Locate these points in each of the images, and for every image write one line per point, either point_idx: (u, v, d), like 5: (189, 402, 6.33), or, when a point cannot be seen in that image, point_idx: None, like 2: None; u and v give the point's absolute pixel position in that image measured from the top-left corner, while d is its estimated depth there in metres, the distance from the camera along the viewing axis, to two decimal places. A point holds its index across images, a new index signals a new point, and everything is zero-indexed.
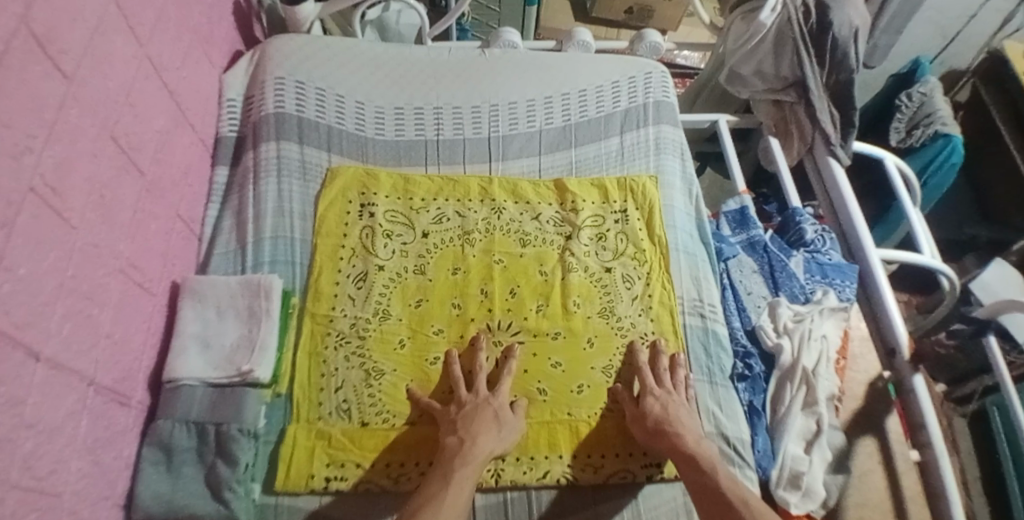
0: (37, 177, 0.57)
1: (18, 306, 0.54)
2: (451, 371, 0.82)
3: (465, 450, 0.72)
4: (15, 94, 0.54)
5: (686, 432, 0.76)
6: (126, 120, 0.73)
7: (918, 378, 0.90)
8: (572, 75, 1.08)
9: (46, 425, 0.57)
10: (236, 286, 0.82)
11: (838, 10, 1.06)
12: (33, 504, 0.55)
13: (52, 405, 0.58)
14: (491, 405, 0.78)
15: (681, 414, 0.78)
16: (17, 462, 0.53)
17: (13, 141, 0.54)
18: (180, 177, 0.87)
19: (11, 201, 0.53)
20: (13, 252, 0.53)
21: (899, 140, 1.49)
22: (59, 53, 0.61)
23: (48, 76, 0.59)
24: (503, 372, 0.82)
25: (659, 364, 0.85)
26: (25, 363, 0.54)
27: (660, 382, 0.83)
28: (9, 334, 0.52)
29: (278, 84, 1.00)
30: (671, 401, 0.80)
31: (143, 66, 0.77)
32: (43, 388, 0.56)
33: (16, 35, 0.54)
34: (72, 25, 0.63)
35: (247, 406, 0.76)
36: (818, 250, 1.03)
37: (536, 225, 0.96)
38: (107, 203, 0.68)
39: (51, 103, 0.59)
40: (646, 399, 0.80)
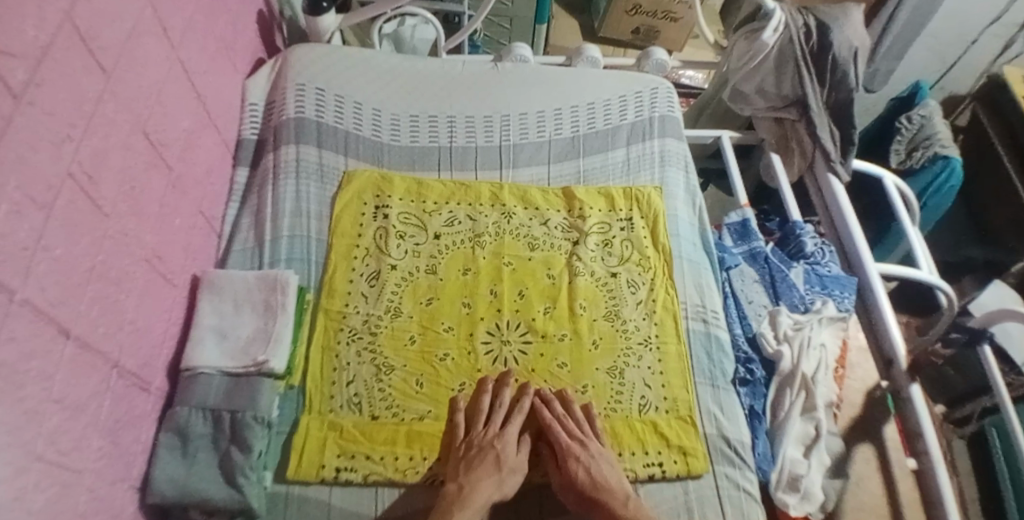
0: (75, 164, 0.60)
1: (53, 284, 0.56)
2: (479, 402, 0.83)
3: (464, 496, 0.73)
4: (58, 84, 0.57)
5: (614, 499, 0.76)
6: (156, 117, 0.76)
7: (915, 386, 0.93)
8: (580, 89, 1.12)
9: (71, 402, 0.59)
10: (253, 281, 0.85)
11: (837, 31, 1.11)
12: (56, 478, 0.57)
13: (78, 384, 0.60)
14: (495, 449, 0.78)
15: (608, 473, 0.77)
16: (43, 435, 0.55)
17: (55, 129, 0.57)
18: (203, 175, 0.91)
19: (51, 184, 0.56)
20: (50, 232, 0.56)
21: (899, 161, 1.54)
22: (99, 49, 0.64)
23: (89, 70, 0.62)
24: (515, 410, 0.83)
25: (562, 415, 0.82)
26: (56, 340, 0.57)
27: (574, 433, 0.80)
28: (43, 310, 0.55)
29: (299, 90, 1.04)
30: (592, 460, 0.77)
31: (173, 68, 0.81)
32: (70, 366, 0.59)
33: (61, 30, 0.58)
34: (111, 24, 0.67)
35: (262, 395, 0.78)
36: (817, 262, 1.07)
37: (545, 230, 0.99)
38: (136, 194, 0.72)
39: (90, 96, 0.62)
40: (570, 463, 0.77)
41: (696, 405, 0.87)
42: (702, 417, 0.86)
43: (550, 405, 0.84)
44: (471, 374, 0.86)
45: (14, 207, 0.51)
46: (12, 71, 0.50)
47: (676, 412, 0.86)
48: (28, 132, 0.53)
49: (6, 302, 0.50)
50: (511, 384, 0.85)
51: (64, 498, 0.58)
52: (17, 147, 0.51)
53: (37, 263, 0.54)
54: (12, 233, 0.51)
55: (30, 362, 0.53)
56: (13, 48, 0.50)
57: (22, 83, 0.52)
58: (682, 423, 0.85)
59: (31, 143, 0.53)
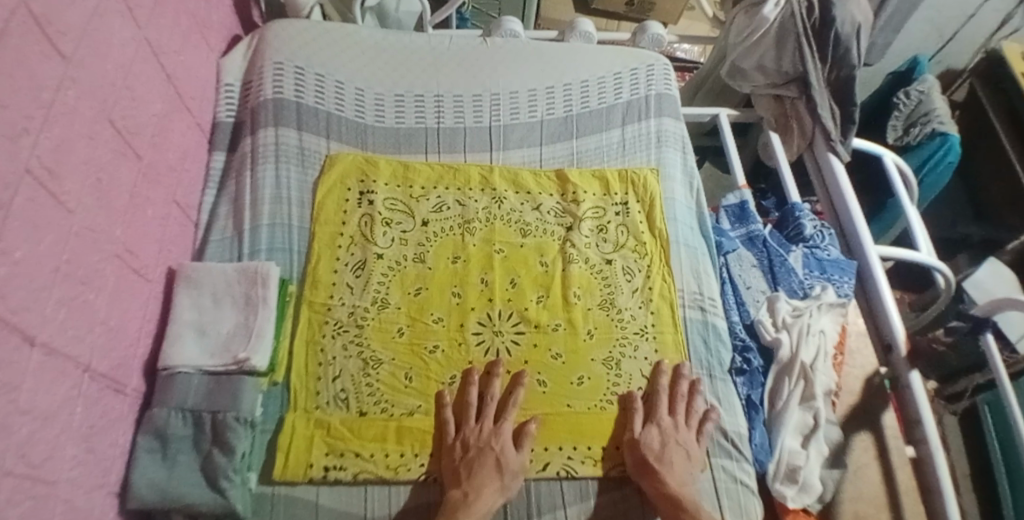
0: (34, 159, 0.55)
1: (15, 290, 0.52)
2: (467, 396, 0.80)
3: (469, 503, 0.70)
4: (14, 73, 0.52)
5: (670, 476, 0.75)
6: (123, 103, 0.71)
7: (915, 375, 0.90)
8: (574, 66, 1.07)
9: (42, 411, 0.56)
10: (233, 274, 0.81)
11: (841, 6, 1.07)
12: (29, 492, 0.53)
13: (47, 392, 0.57)
14: (494, 450, 0.75)
15: (676, 453, 0.77)
16: (12, 448, 0.51)
17: (11, 121, 0.52)
18: (177, 161, 0.86)
19: (8, 182, 0.51)
20: (11, 234, 0.52)
21: (896, 138, 1.51)
22: (57, 34, 0.59)
23: (45, 56, 0.57)
24: (509, 404, 0.80)
25: (677, 391, 0.83)
26: (21, 348, 0.53)
27: (672, 411, 0.82)
28: (5, 318, 0.51)
29: (277, 69, 0.98)
30: (673, 437, 0.79)
31: (141, 49, 0.76)
32: (39, 374, 0.55)
33: (15, 14, 0.53)
34: (69, 5, 0.62)
35: (245, 394, 0.75)
36: (816, 246, 1.04)
37: (537, 215, 0.95)
38: (103, 186, 0.67)
39: (48, 84, 0.58)
40: (649, 430, 0.79)
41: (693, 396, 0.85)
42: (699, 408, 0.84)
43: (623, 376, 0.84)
44: (462, 366, 0.83)
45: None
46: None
47: None
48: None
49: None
50: (500, 375, 0.82)
51: (40, 510, 0.55)
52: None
53: None
54: None
55: None
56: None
57: None
58: None
59: None
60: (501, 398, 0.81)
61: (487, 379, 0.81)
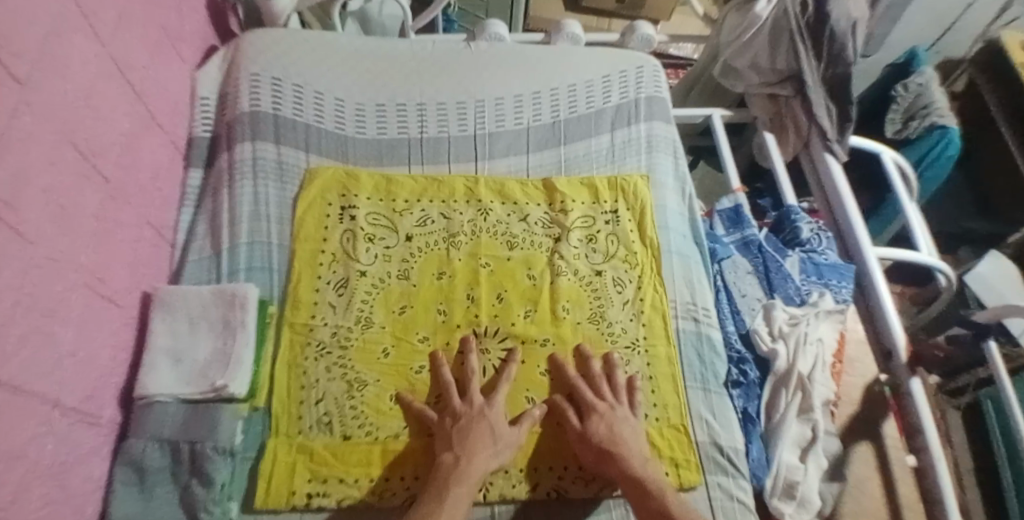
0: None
1: None
2: (440, 377, 0.79)
3: (460, 469, 0.70)
4: None
5: (631, 456, 0.73)
6: (86, 125, 0.69)
7: (916, 382, 0.87)
8: (561, 70, 1.04)
9: (7, 451, 0.54)
10: (209, 296, 0.79)
11: (836, 1, 1.03)
12: None
13: (12, 431, 0.54)
14: (485, 418, 0.75)
15: (628, 434, 0.75)
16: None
17: None
18: (149, 181, 0.83)
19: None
20: None
21: (894, 131, 1.46)
22: (11, 58, 0.56)
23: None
24: (500, 379, 0.80)
25: (593, 374, 0.81)
26: None
27: (601, 394, 0.79)
28: None
29: (253, 81, 0.95)
30: (615, 419, 0.76)
31: (105, 67, 0.73)
32: (1, 415, 0.53)
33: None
34: (26, 26, 0.59)
35: (222, 423, 0.73)
36: (813, 250, 1.01)
37: (524, 226, 0.93)
38: (66, 213, 0.65)
39: (3, 111, 0.55)
40: (591, 418, 0.76)
41: (688, 411, 0.83)
42: (694, 424, 0.82)
43: (585, 364, 0.82)
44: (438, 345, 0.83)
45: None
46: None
47: (668, 421, 0.81)
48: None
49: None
50: (475, 352, 0.82)
51: None
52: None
53: None
54: None
55: None
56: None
57: None
58: (675, 433, 0.80)
59: None
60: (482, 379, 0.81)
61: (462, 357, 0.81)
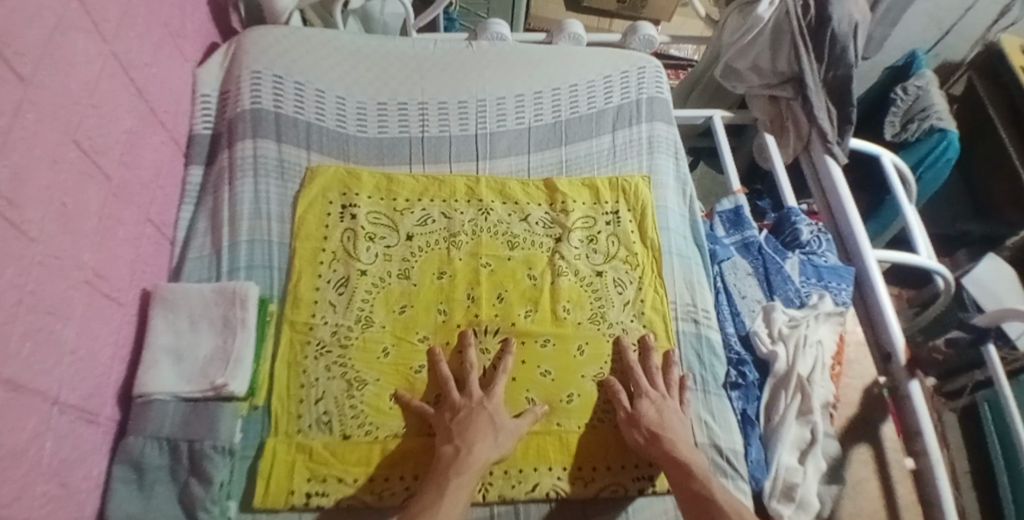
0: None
1: None
2: (439, 374, 0.79)
3: (461, 459, 0.70)
4: None
5: (677, 440, 0.75)
6: (89, 122, 0.68)
7: (914, 383, 0.88)
8: (563, 69, 1.04)
9: (7, 449, 0.53)
10: (210, 295, 0.79)
11: (838, 4, 1.04)
12: None
13: (13, 429, 0.54)
14: (486, 409, 0.75)
15: (675, 421, 0.77)
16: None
17: None
18: (150, 179, 0.83)
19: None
20: None
21: (893, 134, 1.47)
22: (15, 55, 0.56)
23: (2, 79, 0.55)
24: (499, 371, 0.80)
25: (651, 364, 0.83)
26: None
27: (654, 383, 0.81)
28: None
29: (255, 78, 0.95)
30: (665, 406, 0.78)
31: (108, 64, 0.73)
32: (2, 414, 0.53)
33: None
34: (28, 23, 0.59)
35: (222, 422, 0.73)
36: (813, 252, 1.01)
37: (525, 226, 0.93)
38: (69, 211, 0.65)
39: (5, 108, 0.55)
40: (641, 401, 0.79)
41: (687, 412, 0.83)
42: (694, 424, 0.82)
43: (647, 355, 0.84)
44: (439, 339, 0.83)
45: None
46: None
47: None
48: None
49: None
50: (473, 347, 0.82)
51: None
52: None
53: None
54: None
55: None
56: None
57: None
58: None
59: None
60: (479, 371, 0.81)
61: (462, 351, 0.82)
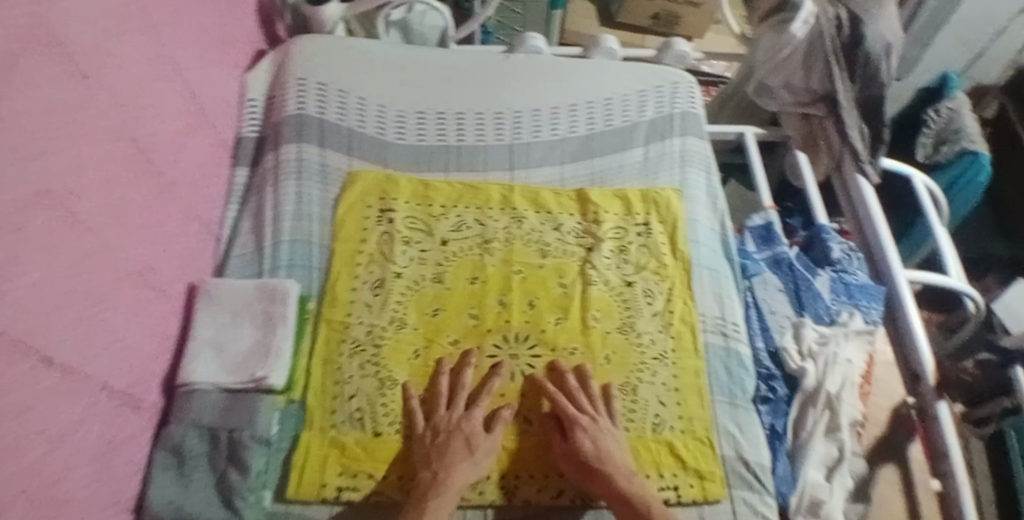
0: (51, 180, 0.56)
1: (30, 312, 0.53)
2: (435, 385, 0.81)
3: (438, 482, 0.71)
4: (26, 97, 0.52)
5: (616, 473, 0.73)
6: (143, 121, 0.72)
7: (943, 406, 0.88)
8: (597, 83, 1.06)
9: (54, 430, 0.56)
10: (252, 291, 0.82)
11: (872, 24, 1.03)
12: (41, 513, 0.54)
13: (61, 411, 0.57)
14: (463, 431, 0.76)
15: (612, 450, 0.75)
16: (20, 471, 0.51)
17: (26, 143, 0.52)
18: (199, 178, 0.87)
19: (24, 206, 0.52)
20: (25, 256, 0.52)
21: (925, 156, 1.46)
22: (75, 54, 0.60)
23: (61, 76, 0.58)
24: (483, 391, 0.80)
25: (584, 390, 0.81)
26: (38, 369, 0.54)
27: (582, 408, 0.78)
28: (23, 340, 0.52)
29: (301, 85, 0.99)
30: (599, 434, 0.76)
31: (163, 67, 0.77)
32: (53, 395, 0.56)
33: (30, 35, 0.53)
34: (88, 24, 0.62)
35: (260, 413, 0.76)
36: (844, 270, 1.01)
37: (557, 235, 0.94)
38: (122, 205, 0.68)
39: (65, 105, 0.58)
40: (577, 434, 0.75)
41: (714, 425, 0.83)
42: (720, 437, 0.83)
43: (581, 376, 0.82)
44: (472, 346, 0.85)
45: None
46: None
47: (693, 433, 0.82)
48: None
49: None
50: (473, 366, 0.82)
51: None
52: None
53: (13, 290, 0.50)
54: None
55: (10, 396, 0.50)
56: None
57: None
58: (700, 445, 0.81)
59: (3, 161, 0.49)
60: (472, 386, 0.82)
61: (459, 369, 0.82)
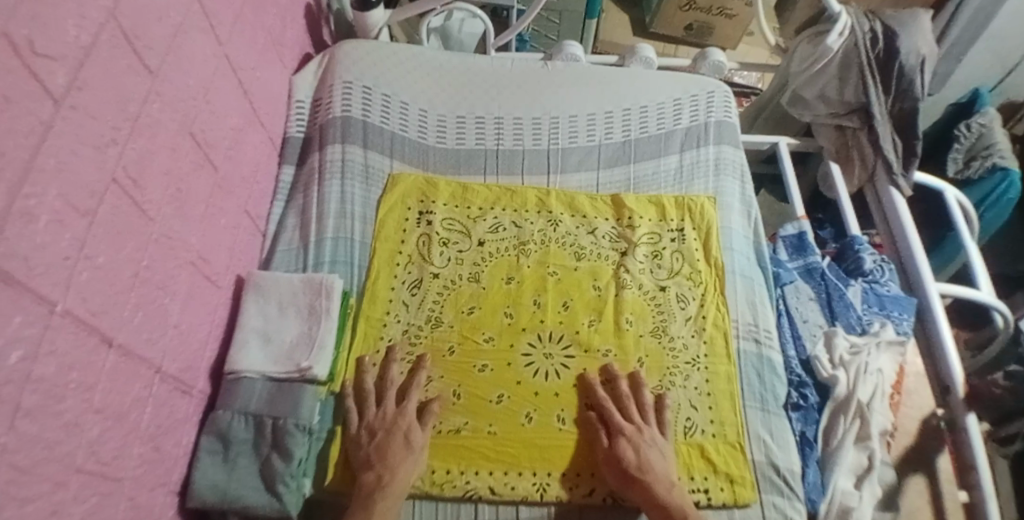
0: (119, 168, 0.59)
1: (94, 294, 0.56)
2: (362, 386, 0.82)
3: (382, 484, 0.72)
4: (100, 88, 0.55)
5: (658, 481, 0.74)
6: (202, 117, 0.75)
7: (972, 417, 0.87)
8: (635, 90, 1.08)
9: (111, 411, 0.59)
10: (299, 284, 0.84)
11: (906, 37, 1.05)
12: (94, 489, 0.57)
13: (119, 391, 0.60)
14: (401, 428, 0.77)
15: (654, 459, 0.76)
16: (83, 446, 0.55)
17: (99, 132, 0.55)
18: (249, 174, 0.90)
19: (95, 192, 0.55)
20: (93, 241, 0.55)
21: (956, 171, 1.46)
22: (144, 49, 0.63)
23: (134, 70, 0.61)
24: (411, 386, 0.82)
25: (620, 393, 0.83)
26: (98, 349, 0.57)
27: (629, 417, 0.80)
28: (86, 321, 0.55)
29: (346, 88, 1.02)
30: (642, 442, 0.77)
31: (221, 65, 0.80)
32: (112, 375, 0.59)
33: (108, 29, 0.56)
34: (158, 21, 0.65)
35: (304, 402, 0.78)
36: (875, 281, 1.01)
37: (592, 239, 0.96)
38: (182, 196, 0.71)
39: (136, 97, 0.61)
40: (619, 441, 0.78)
41: (745, 430, 0.84)
42: (752, 443, 0.83)
43: (635, 388, 0.83)
44: (508, 348, 0.86)
45: (54, 217, 0.50)
46: (51, 74, 0.48)
47: (725, 438, 0.82)
48: (68, 137, 0.51)
49: (48, 314, 0.49)
50: (397, 360, 0.84)
51: (103, 507, 0.58)
52: (57, 154, 0.50)
53: (79, 273, 0.53)
54: (53, 245, 0.50)
55: (71, 374, 0.53)
56: (52, 51, 0.49)
57: (65, 88, 0.50)
58: (731, 449, 0.82)
59: (73, 150, 0.52)
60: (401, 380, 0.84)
61: (383, 366, 0.84)
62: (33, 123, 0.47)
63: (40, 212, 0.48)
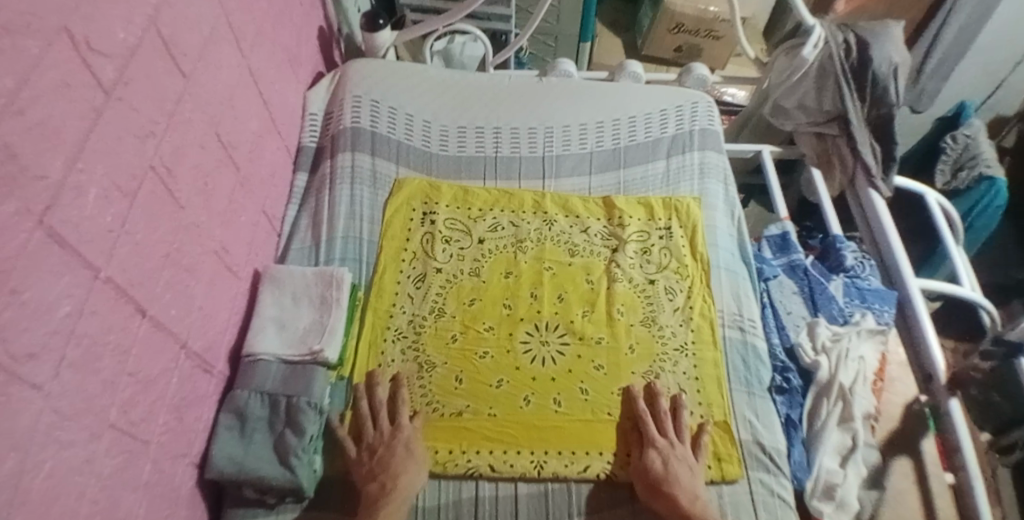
0: (156, 157, 0.66)
1: (132, 267, 0.62)
2: (358, 410, 0.86)
3: (386, 492, 0.76)
4: (142, 85, 0.63)
5: (682, 493, 0.77)
6: (227, 120, 0.83)
7: (954, 402, 0.91)
8: (624, 102, 1.16)
9: (142, 376, 0.65)
10: (311, 276, 0.91)
11: (878, 48, 1.12)
12: (126, 446, 0.62)
13: (150, 359, 0.66)
14: (400, 442, 0.81)
15: (683, 474, 0.79)
16: (118, 404, 0.61)
17: (140, 124, 0.63)
18: (267, 177, 0.98)
19: (135, 175, 0.62)
20: (133, 219, 0.62)
21: (944, 182, 1.52)
22: (179, 54, 0.71)
23: (170, 73, 0.69)
24: (398, 402, 0.86)
25: (660, 409, 0.86)
26: (133, 318, 0.63)
27: (664, 432, 0.84)
28: (124, 289, 0.61)
29: (356, 102, 1.10)
30: (672, 456, 0.81)
31: (244, 75, 0.88)
32: (144, 343, 0.65)
33: (150, 35, 0.65)
34: (192, 31, 0.74)
35: (316, 382, 0.84)
36: (857, 275, 1.06)
37: (584, 237, 1.02)
38: (208, 189, 0.78)
39: (171, 97, 0.69)
40: (649, 452, 0.81)
41: (731, 411, 0.88)
42: (737, 423, 0.87)
43: (653, 401, 0.87)
44: (507, 336, 0.92)
45: (101, 193, 0.57)
46: (102, 67, 0.56)
47: (713, 418, 0.87)
48: (115, 124, 0.59)
49: (92, 278, 0.56)
50: (380, 382, 0.88)
51: (132, 464, 0.63)
52: (105, 137, 0.57)
53: (120, 246, 0.60)
54: (99, 217, 0.57)
55: (109, 336, 0.59)
56: (104, 48, 0.57)
57: (113, 81, 0.58)
58: (720, 430, 0.86)
59: (119, 136, 0.59)
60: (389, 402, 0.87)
61: (370, 390, 0.87)
62: (87, 108, 0.55)
63: (90, 186, 0.55)
